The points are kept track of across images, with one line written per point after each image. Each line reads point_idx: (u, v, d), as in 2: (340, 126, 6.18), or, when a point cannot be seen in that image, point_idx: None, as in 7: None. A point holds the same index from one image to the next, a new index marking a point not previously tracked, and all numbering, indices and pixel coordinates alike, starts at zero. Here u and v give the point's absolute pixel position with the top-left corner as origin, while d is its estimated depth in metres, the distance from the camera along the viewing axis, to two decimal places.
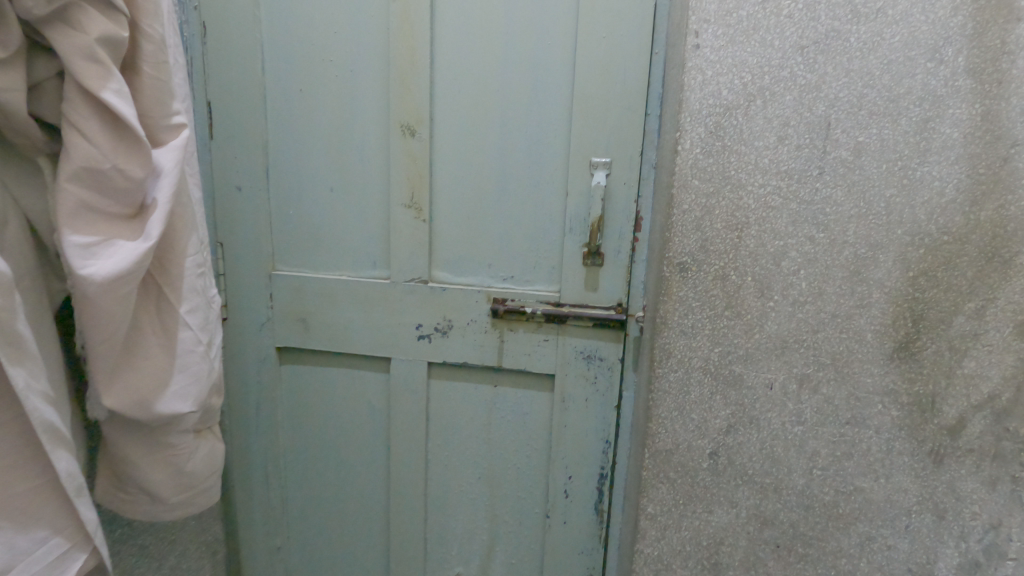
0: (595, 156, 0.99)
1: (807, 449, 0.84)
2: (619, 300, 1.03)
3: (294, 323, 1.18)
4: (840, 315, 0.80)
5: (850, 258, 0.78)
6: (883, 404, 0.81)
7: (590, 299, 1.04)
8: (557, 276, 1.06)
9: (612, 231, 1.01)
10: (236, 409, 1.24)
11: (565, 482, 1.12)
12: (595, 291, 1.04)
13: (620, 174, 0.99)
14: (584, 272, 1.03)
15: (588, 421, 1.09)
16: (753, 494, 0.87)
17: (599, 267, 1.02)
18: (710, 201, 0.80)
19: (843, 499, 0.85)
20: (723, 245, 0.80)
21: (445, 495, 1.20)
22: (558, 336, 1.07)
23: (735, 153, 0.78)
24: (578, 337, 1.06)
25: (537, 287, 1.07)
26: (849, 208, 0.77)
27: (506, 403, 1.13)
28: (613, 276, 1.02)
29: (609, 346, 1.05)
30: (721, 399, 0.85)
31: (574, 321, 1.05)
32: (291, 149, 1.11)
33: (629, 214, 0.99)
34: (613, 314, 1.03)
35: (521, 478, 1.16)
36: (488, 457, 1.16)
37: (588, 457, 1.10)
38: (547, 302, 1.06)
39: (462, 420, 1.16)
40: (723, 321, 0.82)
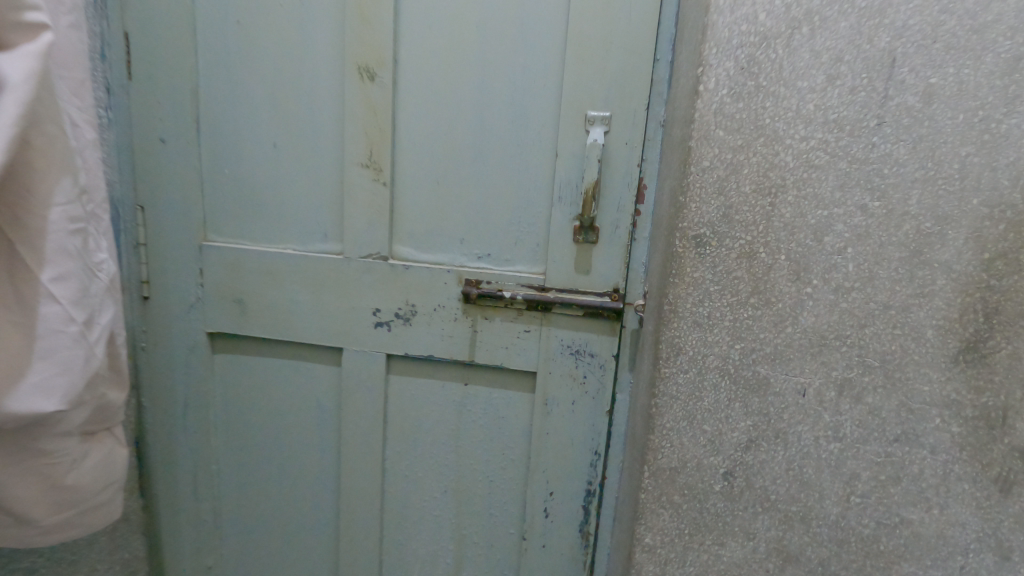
0: (592, 109, 0.82)
1: (844, 471, 0.68)
2: (615, 285, 0.86)
3: (228, 305, 0.99)
4: (894, 306, 0.64)
5: (910, 234, 0.62)
6: (941, 418, 0.65)
7: (582, 283, 0.87)
8: (542, 255, 0.89)
9: (609, 202, 0.84)
10: (160, 404, 1.05)
11: (546, 499, 0.95)
12: (587, 274, 0.86)
13: (622, 132, 0.82)
14: (574, 251, 0.86)
15: (573, 429, 0.92)
16: (775, 525, 0.71)
17: (592, 246, 0.85)
18: (737, 157, 0.63)
19: (886, 533, 0.69)
20: (752, 214, 0.64)
21: (404, 512, 1.03)
22: (542, 327, 0.90)
23: (772, 97, 0.61)
24: (565, 329, 0.89)
25: (518, 268, 0.90)
26: (913, 170, 0.61)
27: (478, 405, 0.96)
28: (610, 257, 0.85)
29: (602, 341, 0.88)
30: (741, 408, 0.68)
31: (561, 309, 0.88)
32: (227, 94, 0.92)
33: (631, 182, 0.82)
34: (608, 301, 0.86)
35: (494, 494, 0.98)
36: (456, 467, 0.99)
37: (573, 470, 0.93)
38: (529, 285, 0.89)
39: (426, 425, 0.98)
40: (747, 310, 0.66)
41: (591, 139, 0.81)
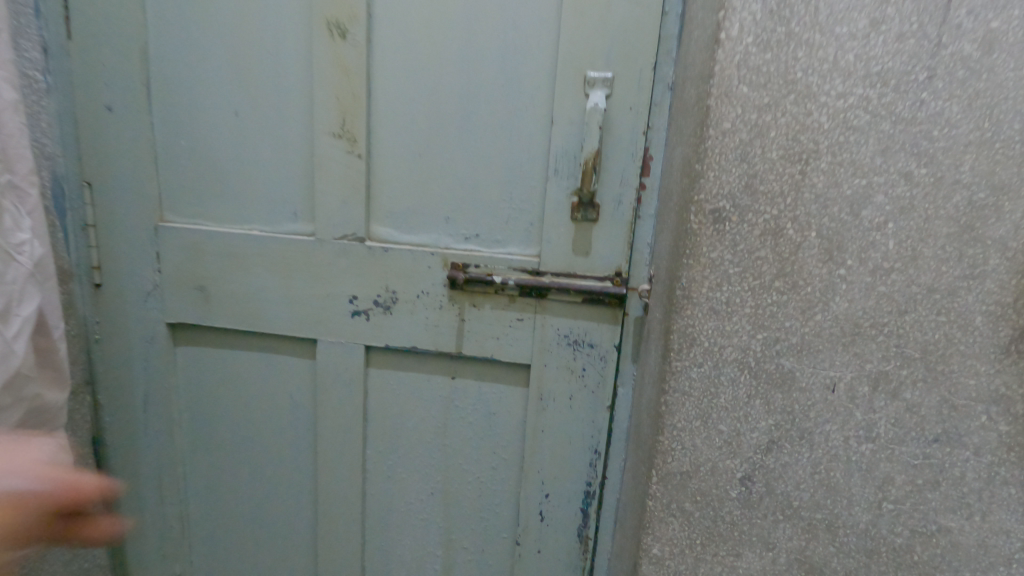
0: (592, 70, 0.72)
1: (876, 475, 0.61)
2: (618, 268, 0.77)
3: (189, 292, 0.89)
4: (939, 289, 0.56)
5: (961, 206, 0.54)
6: (988, 415, 0.58)
7: (581, 267, 0.78)
8: (536, 236, 0.80)
9: (612, 175, 0.75)
10: (118, 402, 0.96)
11: (541, 501, 0.87)
12: (586, 256, 0.78)
13: (625, 96, 0.72)
14: (572, 230, 0.77)
15: (571, 427, 0.84)
16: (798, 534, 0.63)
17: (592, 224, 0.77)
18: (763, 117, 0.54)
19: (921, 542, 0.62)
20: (779, 185, 0.55)
21: (387, 515, 0.95)
22: (536, 315, 0.81)
23: (805, 46, 0.52)
24: (562, 317, 0.81)
25: (510, 250, 0.81)
26: (967, 131, 0.52)
27: (466, 400, 0.87)
28: (612, 237, 0.77)
29: (602, 331, 0.80)
30: (762, 406, 0.61)
31: (558, 295, 0.80)
32: (180, 55, 0.82)
33: (636, 152, 0.74)
34: (609, 286, 0.77)
35: (485, 496, 0.91)
36: (444, 468, 0.91)
37: (571, 470, 0.85)
38: (522, 269, 0.80)
39: (411, 422, 0.90)
40: (771, 296, 0.58)
41: (592, 103, 0.72)
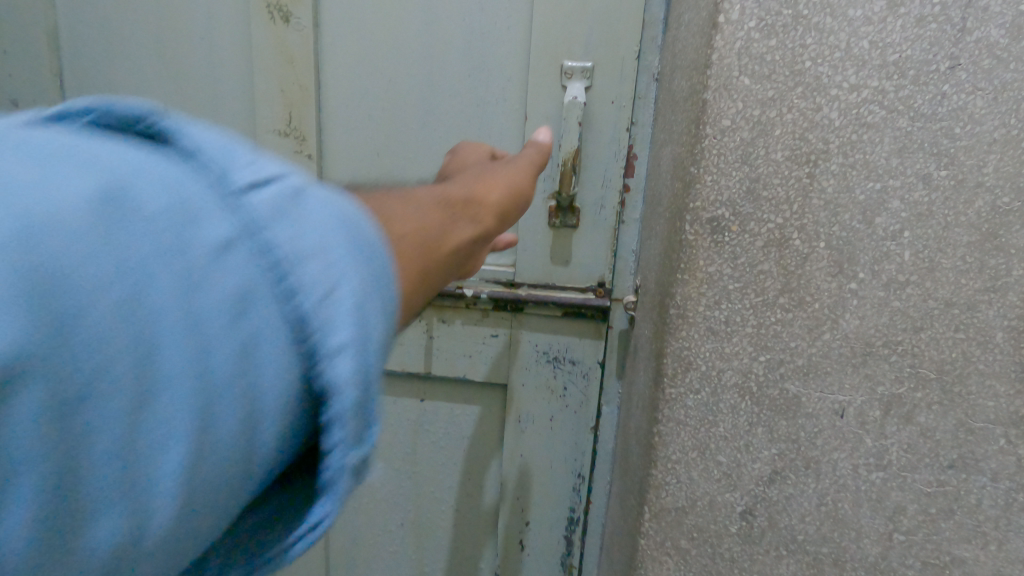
0: (570, 58, 0.65)
1: (887, 505, 0.56)
2: (600, 278, 0.71)
3: None
4: (957, 304, 0.50)
5: (983, 212, 0.48)
6: (1008, 439, 0.53)
7: (560, 277, 0.71)
8: (510, 243, 0.72)
9: (593, 175, 0.68)
10: None
11: (521, 530, 0.81)
12: (566, 265, 0.71)
13: (607, 88, 0.65)
14: (550, 237, 0.70)
15: (551, 451, 0.77)
16: (803, 570, 0.58)
17: (572, 231, 0.70)
18: (767, 113, 0.47)
19: (933, 575, 0.57)
20: (784, 190, 0.49)
21: (353, 548, 0.87)
22: (512, 330, 0.74)
23: (815, 31, 0.46)
24: (541, 333, 0.73)
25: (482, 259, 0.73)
26: (991, 128, 0.47)
27: (437, 423, 0.80)
28: (593, 245, 0.70)
29: (585, 347, 0.73)
30: (765, 434, 0.55)
31: (535, 309, 0.73)
32: (98, 41, 0.71)
33: (620, 151, 0.66)
34: (592, 298, 0.70)
35: (459, 524, 0.84)
36: (414, 496, 0.83)
37: (552, 496, 0.79)
38: (496, 281, 0.73)
39: (376, 448, 0.82)
40: (775, 314, 0.51)
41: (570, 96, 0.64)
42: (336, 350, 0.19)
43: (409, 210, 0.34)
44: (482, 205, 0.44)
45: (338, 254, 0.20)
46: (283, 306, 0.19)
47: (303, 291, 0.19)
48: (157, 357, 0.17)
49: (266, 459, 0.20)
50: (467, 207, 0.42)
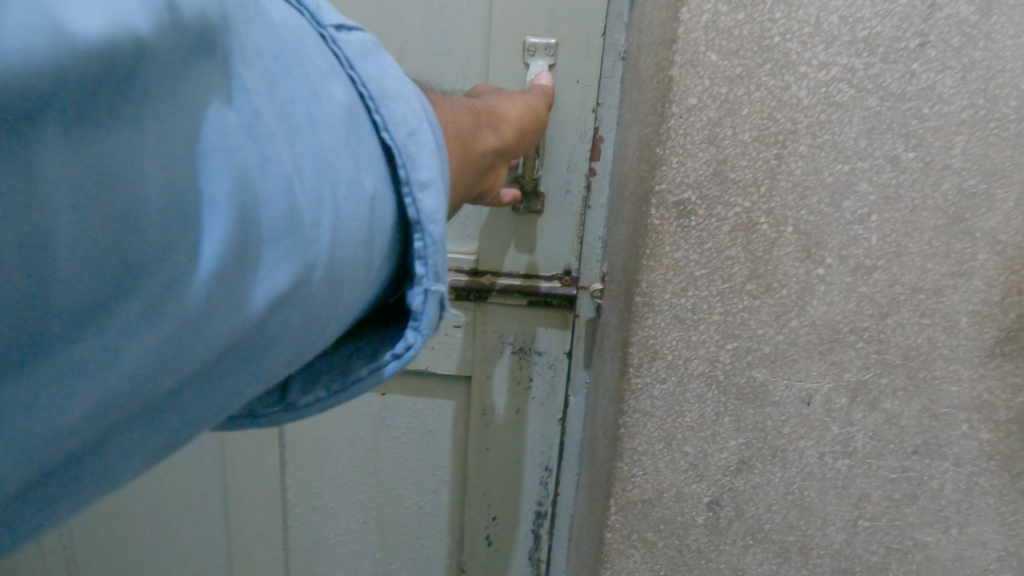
0: (532, 34, 0.62)
1: (852, 492, 0.55)
2: (567, 266, 0.68)
3: None
4: (924, 289, 0.49)
5: (950, 195, 0.47)
6: (970, 423, 0.53)
7: (525, 266, 0.69)
8: (472, 231, 0.69)
9: (557, 158, 0.65)
10: None
11: (487, 526, 0.79)
12: (530, 253, 0.68)
13: (572, 67, 0.62)
14: (513, 224, 0.67)
15: (519, 442, 0.75)
16: (769, 559, 0.57)
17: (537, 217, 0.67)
18: (734, 91, 0.45)
19: (896, 559, 0.57)
20: (752, 171, 0.47)
21: (315, 547, 0.85)
22: (475, 321, 0.71)
23: (783, 4, 0.44)
24: (505, 324, 0.71)
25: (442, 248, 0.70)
26: (959, 109, 0.45)
27: (399, 418, 0.77)
28: (559, 232, 0.67)
29: (552, 337, 0.71)
30: (732, 423, 0.53)
31: (499, 299, 0.70)
32: None
33: (587, 133, 0.64)
34: (557, 287, 0.68)
35: (424, 521, 0.81)
36: (377, 494, 0.81)
37: (520, 490, 0.77)
38: (458, 270, 0.70)
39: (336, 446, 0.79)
40: (742, 300, 0.50)
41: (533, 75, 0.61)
42: (424, 183, 0.27)
43: (446, 106, 0.39)
44: (504, 120, 0.46)
45: (415, 104, 0.28)
46: (379, 135, 0.27)
47: (393, 123, 0.27)
48: (306, 123, 0.23)
49: (377, 247, 0.27)
50: (492, 118, 0.44)
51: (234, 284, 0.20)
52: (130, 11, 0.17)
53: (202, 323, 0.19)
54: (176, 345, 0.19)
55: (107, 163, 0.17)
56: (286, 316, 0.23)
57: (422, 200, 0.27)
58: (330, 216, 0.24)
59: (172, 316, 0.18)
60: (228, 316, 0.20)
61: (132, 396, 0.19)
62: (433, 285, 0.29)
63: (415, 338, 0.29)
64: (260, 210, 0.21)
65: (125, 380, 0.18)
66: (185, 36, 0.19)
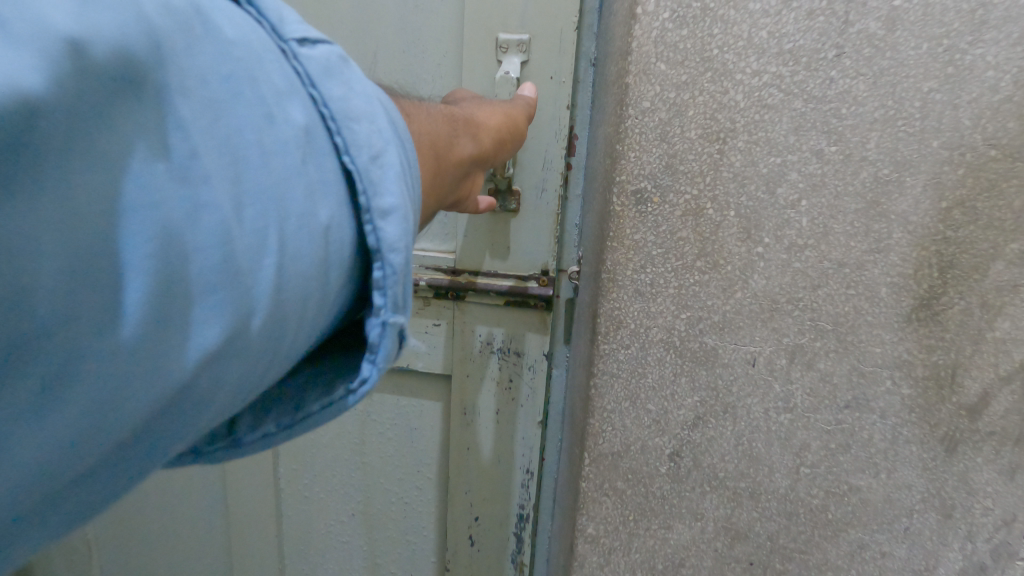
0: (504, 31, 0.68)
1: (794, 442, 0.63)
2: (544, 265, 0.75)
3: None
4: (848, 264, 0.58)
5: (868, 182, 0.55)
6: (893, 380, 0.61)
7: (502, 265, 0.76)
8: (451, 231, 0.77)
9: (533, 158, 0.72)
10: None
11: (468, 507, 0.87)
12: (507, 252, 0.75)
13: (545, 64, 0.69)
14: (491, 221, 0.74)
15: (498, 442, 0.83)
16: (724, 503, 0.66)
17: (514, 216, 0.74)
18: (681, 95, 0.53)
19: (834, 502, 0.65)
20: (698, 164, 0.55)
21: (311, 528, 0.96)
22: (454, 315, 0.80)
23: (720, 22, 0.52)
24: (482, 318, 0.79)
25: (425, 248, 0.79)
26: (872, 109, 0.53)
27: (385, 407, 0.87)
28: (535, 232, 0.74)
29: (531, 337, 0.78)
30: (688, 383, 0.61)
31: (476, 296, 0.78)
32: None
33: (561, 129, 0.70)
34: (531, 286, 0.75)
35: (408, 500, 0.91)
36: (365, 475, 0.91)
37: (498, 473, 0.85)
38: (438, 270, 0.78)
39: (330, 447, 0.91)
40: (694, 276, 0.58)
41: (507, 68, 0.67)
42: (386, 209, 0.27)
43: (426, 115, 0.42)
44: (482, 128, 0.52)
45: (381, 122, 0.28)
46: (339, 158, 0.27)
47: (355, 147, 0.27)
48: (255, 158, 0.23)
49: (333, 275, 0.27)
50: (468, 126, 0.49)
51: (167, 340, 0.20)
52: (21, 73, 0.16)
53: (130, 378, 0.19)
54: (104, 401, 0.18)
55: (21, 231, 0.16)
56: (223, 370, 0.22)
57: (379, 226, 0.27)
58: (276, 255, 0.23)
59: (99, 367, 0.18)
60: (163, 367, 0.20)
61: (75, 453, 0.18)
62: (391, 317, 0.28)
63: (371, 369, 0.29)
64: (193, 258, 0.20)
65: (52, 440, 0.18)
66: (99, 73, 0.18)
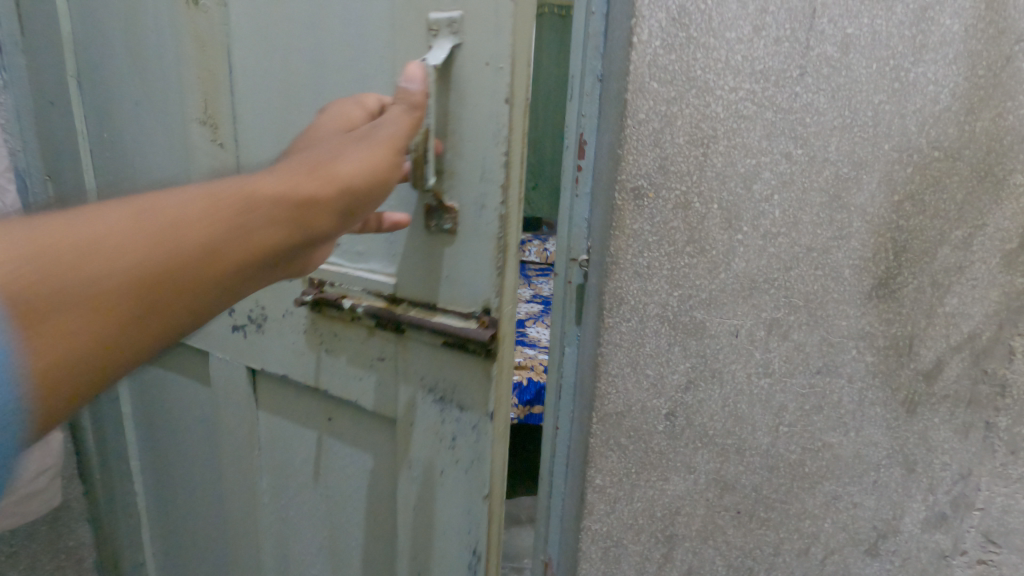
0: (437, 13, 0.62)
1: (773, 404, 0.74)
2: (484, 303, 0.67)
3: None
4: (816, 248, 0.68)
5: (830, 179, 0.66)
6: (857, 349, 0.71)
7: (444, 295, 0.70)
8: (396, 255, 0.72)
9: (466, 165, 0.65)
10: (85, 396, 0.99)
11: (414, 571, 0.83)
12: (448, 283, 0.69)
13: (482, 48, 0.61)
14: (428, 246, 0.69)
15: (447, 487, 0.77)
16: (714, 458, 0.76)
17: (451, 238, 0.68)
18: (671, 108, 0.64)
19: (810, 457, 0.75)
20: (686, 165, 0.66)
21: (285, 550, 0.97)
22: (399, 349, 0.75)
23: (702, 48, 0.63)
24: (425, 358, 0.73)
25: (374, 269, 0.75)
26: (832, 118, 0.64)
27: (342, 447, 0.85)
28: (475, 252, 0.67)
29: (472, 393, 0.71)
30: (680, 351, 0.72)
31: (416, 332, 0.73)
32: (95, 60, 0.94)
33: (499, 129, 0.62)
34: (469, 327, 0.68)
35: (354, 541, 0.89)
36: (327, 510, 0.89)
37: (445, 537, 0.78)
38: (383, 296, 0.74)
39: (296, 452, 0.90)
40: (684, 259, 0.69)
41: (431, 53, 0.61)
42: None
43: (130, 222, 0.35)
44: (308, 203, 0.42)
45: None
46: None
47: None
48: None
49: None
50: (276, 210, 0.40)
51: None
52: None
53: None
54: None
55: None
56: None
57: None
58: None
59: None
60: None
61: None
62: None
63: None
64: None
65: None
66: None
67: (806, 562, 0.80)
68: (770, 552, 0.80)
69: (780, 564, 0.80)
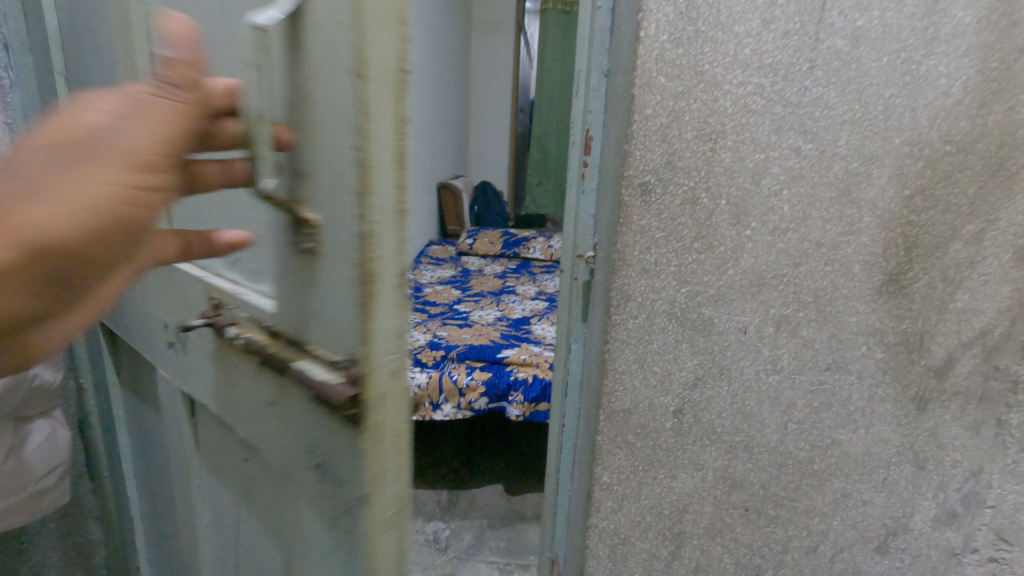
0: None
1: (782, 401, 0.73)
2: (349, 350, 0.40)
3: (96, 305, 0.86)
4: (825, 244, 0.68)
5: (840, 173, 0.65)
6: (867, 345, 0.70)
7: (313, 334, 0.43)
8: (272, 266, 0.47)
9: (323, 163, 0.38)
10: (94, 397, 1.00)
11: None
12: (314, 319, 0.42)
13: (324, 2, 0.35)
14: (294, 262, 0.43)
15: (309, 567, 0.53)
16: (722, 455, 0.76)
17: (316, 258, 0.41)
18: (678, 103, 0.64)
19: (819, 454, 0.75)
20: (694, 160, 0.65)
21: None
22: (282, 400, 0.49)
23: (710, 42, 0.62)
24: (304, 411, 0.46)
25: (261, 289, 0.49)
26: (841, 112, 0.63)
27: (259, 504, 0.60)
28: (336, 284, 0.39)
29: (344, 464, 0.43)
30: (688, 348, 0.72)
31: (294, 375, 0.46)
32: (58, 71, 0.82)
33: (347, 118, 0.35)
34: (333, 382, 0.40)
35: None
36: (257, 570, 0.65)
37: None
38: (259, 323, 0.48)
39: (224, 494, 0.67)
40: (691, 255, 0.68)
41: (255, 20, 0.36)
42: None
43: None
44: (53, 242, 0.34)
45: None
46: None
47: None
48: None
49: None
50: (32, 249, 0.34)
51: None
52: None
53: None
54: None
55: None
56: None
57: None
58: None
59: None
60: None
61: None
62: None
63: None
64: None
65: None
66: None
67: (814, 559, 0.79)
68: (779, 550, 0.80)
69: (788, 562, 0.80)
